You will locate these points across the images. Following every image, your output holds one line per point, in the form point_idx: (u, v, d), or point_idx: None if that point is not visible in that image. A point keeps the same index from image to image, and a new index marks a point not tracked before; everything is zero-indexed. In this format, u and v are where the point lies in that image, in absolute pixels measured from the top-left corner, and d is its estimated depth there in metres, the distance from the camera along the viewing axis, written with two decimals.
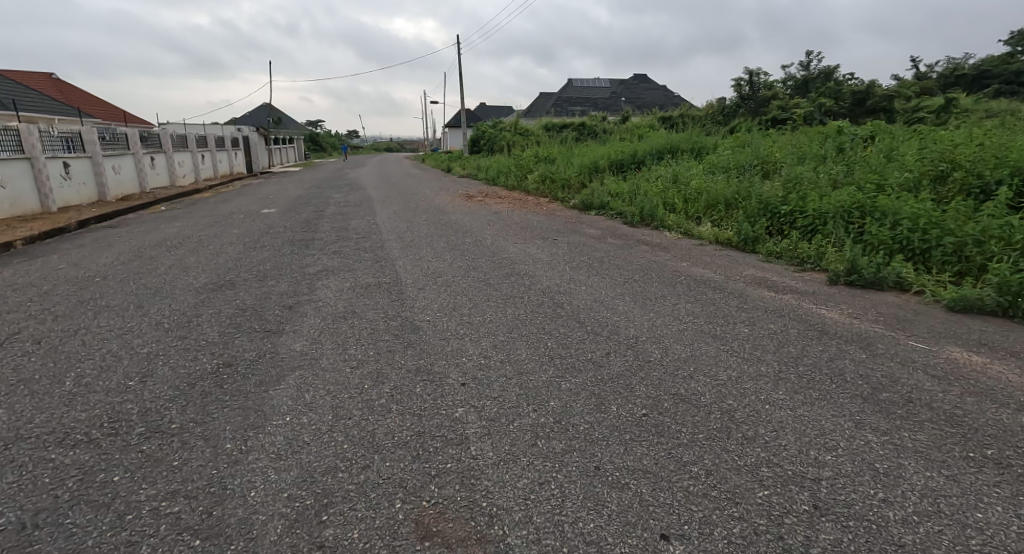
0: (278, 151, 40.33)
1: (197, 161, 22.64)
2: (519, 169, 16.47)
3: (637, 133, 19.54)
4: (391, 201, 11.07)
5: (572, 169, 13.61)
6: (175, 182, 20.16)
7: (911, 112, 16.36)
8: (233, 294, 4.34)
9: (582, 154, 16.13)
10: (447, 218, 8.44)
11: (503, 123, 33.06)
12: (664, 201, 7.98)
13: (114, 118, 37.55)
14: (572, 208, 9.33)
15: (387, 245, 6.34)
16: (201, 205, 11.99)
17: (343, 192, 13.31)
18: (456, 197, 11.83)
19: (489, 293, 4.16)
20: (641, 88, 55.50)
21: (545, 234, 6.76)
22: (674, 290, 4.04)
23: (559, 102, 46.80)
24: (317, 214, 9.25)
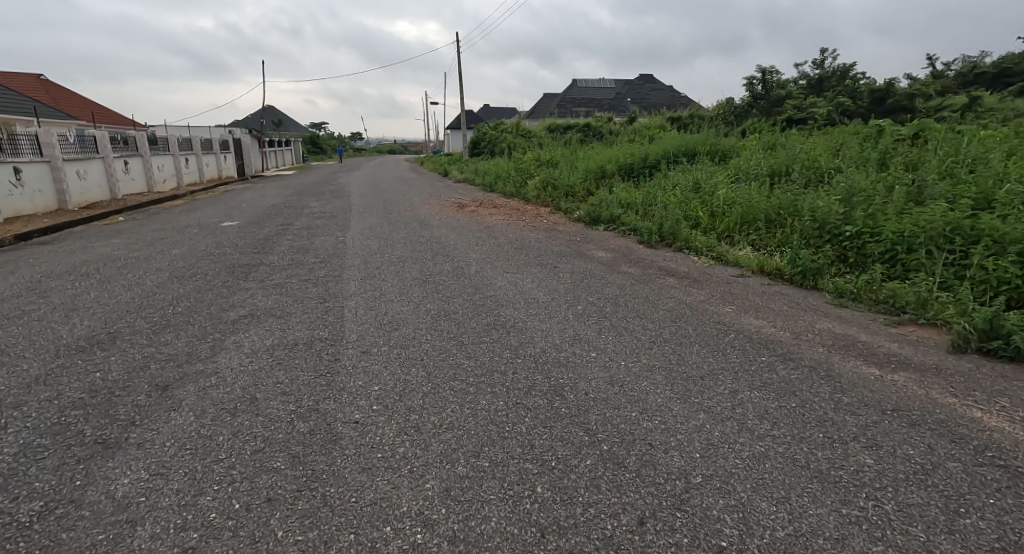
0: (273, 154, 39.42)
1: (180, 165, 21.58)
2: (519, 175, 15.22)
3: (645, 135, 18.28)
4: (371, 212, 9.88)
5: (575, 176, 12.35)
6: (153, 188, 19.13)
7: (935, 111, 14.99)
8: (108, 355, 3.21)
9: (586, 158, 14.85)
10: (428, 235, 7.23)
11: (504, 124, 31.88)
12: (686, 215, 6.70)
13: (103, 121, 36.60)
14: (575, 222, 8.09)
15: (345, 274, 5.15)
16: (162, 216, 10.89)
17: (323, 202, 12.12)
18: (447, 207, 10.63)
19: (456, 361, 2.96)
20: (647, 89, 54.08)
21: (539, 258, 5.57)
22: (720, 359, 2.81)
23: (563, 102, 45.60)
24: (281, 230, 8.07)
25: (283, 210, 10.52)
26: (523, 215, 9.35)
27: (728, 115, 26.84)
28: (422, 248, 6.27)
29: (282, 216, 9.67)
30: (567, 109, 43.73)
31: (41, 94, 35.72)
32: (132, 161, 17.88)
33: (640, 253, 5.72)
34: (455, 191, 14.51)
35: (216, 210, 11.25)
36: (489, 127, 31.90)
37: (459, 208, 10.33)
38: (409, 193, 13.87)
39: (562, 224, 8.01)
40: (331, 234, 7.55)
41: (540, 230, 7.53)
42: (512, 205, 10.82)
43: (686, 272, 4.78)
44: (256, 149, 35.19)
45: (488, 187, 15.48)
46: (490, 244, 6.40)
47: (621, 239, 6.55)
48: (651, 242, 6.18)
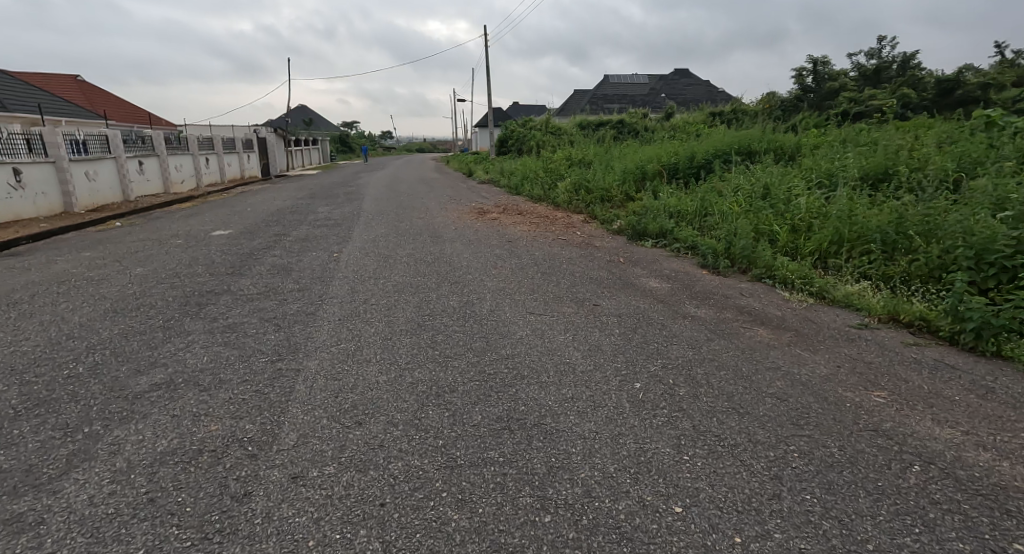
0: (299, 154, 39.15)
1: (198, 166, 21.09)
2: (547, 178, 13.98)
3: (684, 132, 16.81)
4: (380, 220, 8.80)
5: (609, 178, 11.02)
6: (169, 189, 18.62)
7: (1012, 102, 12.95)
8: None
9: (619, 157, 13.49)
10: (437, 251, 6.08)
11: (533, 122, 30.58)
12: (759, 230, 5.32)
13: (133, 122, 37.04)
14: (612, 235, 6.80)
15: (323, 310, 4.03)
16: (160, 221, 10.10)
17: (332, 206, 11.13)
18: (464, 213, 9.42)
19: (440, 511, 1.76)
20: (682, 85, 51.88)
21: (570, 289, 4.34)
22: (912, 534, 1.54)
23: (594, 99, 43.96)
24: (272, 242, 7.04)
25: (286, 217, 9.58)
26: (550, 224, 8.09)
27: (773, 110, 24.91)
28: (426, 271, 5.11)
29: (281, 224, 8.70)
30: (598, 106, 42.06)
31: (75, 94, 36.26)
32: (148, 161, 17.37)
33: (703, 283, 4.40)
34: (477, 194, 13.35)
35: (218, 215, 10.41)
36: (516, 124, 30.69)
37: (476, 215, 9.13)
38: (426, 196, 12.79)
39: (596, 237, 6.73)
40: (325, 249, 6.48)
41: (572, 245, 6.26)
42: (539, 211, 9.57)
43: (775, 317, 3.48)
44: (281, 148, 34.89)
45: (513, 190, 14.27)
46: (509, 267, 5.18)
47: (674, 261, 5.24)
48: (717, 266, 4.82)
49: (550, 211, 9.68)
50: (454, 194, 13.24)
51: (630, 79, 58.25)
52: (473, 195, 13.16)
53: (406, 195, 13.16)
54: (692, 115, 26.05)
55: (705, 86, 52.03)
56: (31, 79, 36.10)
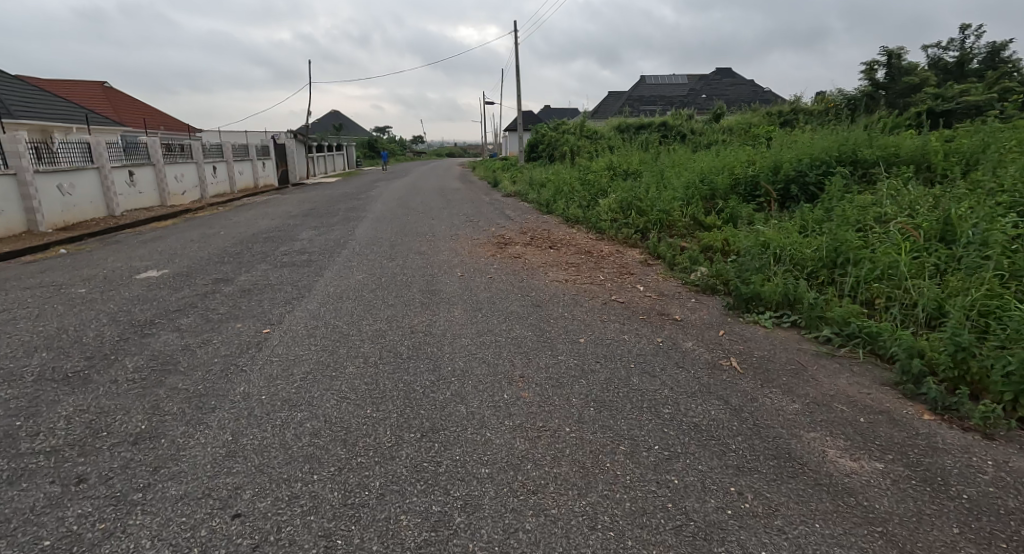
0: (321, 161, 38.04)
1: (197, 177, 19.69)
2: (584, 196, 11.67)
3: (747, 137, 14.23)
4: (367, 257, 6.68)
5: (667, 198, 8.63)
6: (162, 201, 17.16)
7: None
8: None
9: (672, 170, 11.10)
10: (420, 330, 3.88)
11: (565, 125, 28.37)
12: (1004, 319, 2.87)
13: (156, 129, 36.44)
14: (693, 299, 4.45)
15: (130, 529, 1.88)
16: (109, 250, 8.32)
17: (321, 230, 9.19)
18: (479, 246, 7.24)
19: None
20: (724, 86, 48.60)
21: (662, 476, 2.05)
22: None
23: (630, 102, 41.44)
24: (202, 297, 5.05)
25: (255, 248, 7.63)
26: (592, 267, 5.79)
27: (837, 109, 21.76)
28: (387, 391, 2.91)
29: (239, 261, 6.73)
30: (635, 106, 39.16)
31: (100, 102, 35.85)
32: (139, 172, 16.22)
33: (956, 468, 2.04)
34: (497, 212, 11.21)
35: (178, 243, 8.57)
36: (547, 128, 28.43)
37: (492, 250, 6.89)
38: (435, 216, 10.71)
39: (670, 302, 4.38)
40: (258, 316, 4.37)
41: (634, 321, 3.95)
42: (574, 243, 7.32)
43: None
44: (301, 155, 33.76)
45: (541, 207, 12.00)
46: (538, 386, 2.91)
47: (836, 376, 2.87)
48: (953, 404, 2.42)
49: (589, 242, 7.40)
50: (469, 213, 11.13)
51: (667, 81, 55.31)
52: (492, 214, 10.99)
53: (414, 214, 11.11)
54: (743, 117, 23.18)
55: (749, 86, 48.58)
56: (57, 88, 35.89)
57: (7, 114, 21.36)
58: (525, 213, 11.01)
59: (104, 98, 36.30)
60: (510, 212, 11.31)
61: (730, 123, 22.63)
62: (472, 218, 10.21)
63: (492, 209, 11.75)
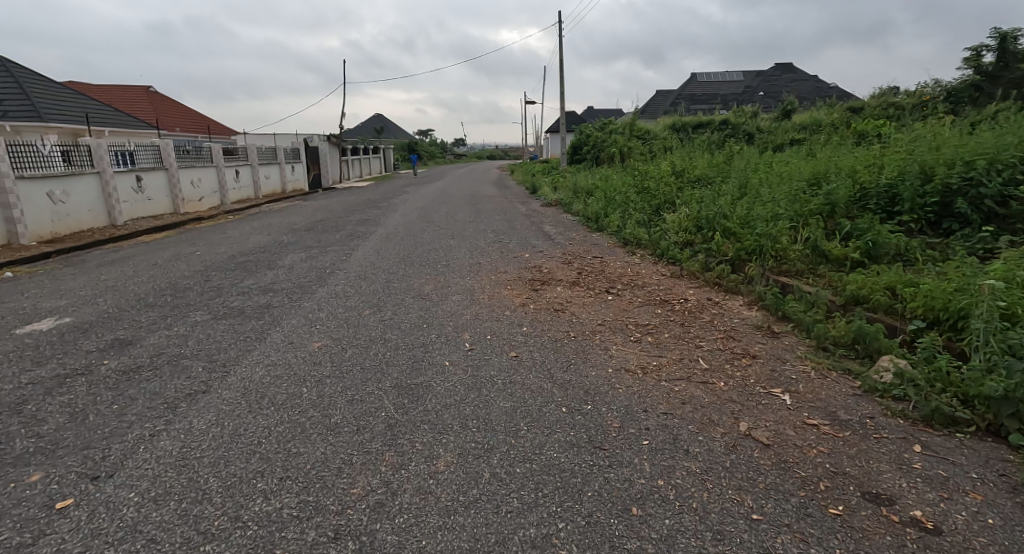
0: (356, 164, 37.12)
1: (210, 186, 18.60)
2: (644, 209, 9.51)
3: (846, 134, 11.63)
4: (343, 304, 4.78)
5: (766, 216, 6.38)
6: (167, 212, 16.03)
7: None
8: None
9: (760, 177, 8.78)
10: (355, 530, 1.87)
11: (612, 125, 26.05)
12: None
13: (196, 132, 36.36)
14: (911, 443, 2.25)
15: None
16: (55, 274, 6.82)
17: (315, 254, 7.44)
18: (510, 285, 5.27)
19: None
20: (784, 83, 44.87)
21: None
22: None
23: (681, 101, 38.61)
24: (60, 380, 3.25)
25: (215, 281, 5.91)
26: (681, 338, 3.67)
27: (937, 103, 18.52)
28: None
29: (177, 304, 4.99)
30: (688, 105, 36.16)
31: (143, 105, 36.07)
32: (148, 178, 15.15)
33: None
34: (533, 228, 9.21)
35: (137, 267, 6.98)
36: (591, 129, 26.19)
37: (526, 295, 4.88)
38: (456, 234, 8.80)
39: (868, 454, 2.20)
40: (94, 440, 2.50)
41: (818, 519, 1.83)
42: (640, 284, 5.19)
43: None
44: (335, 158, 32.80)
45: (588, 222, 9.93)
46: None
47: None
48: None
49: (660, 282, 5.27)
50: (496, 229, 9.18)
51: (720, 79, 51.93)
52: (526, 230, 9.02)
53: (431, 230, 9.25)
54: (818, 114, 20.22)
55: (812, 83, 44.64)
56: (102, 94, 36.40)
57: (37, 116, 20.94)
58: (567, 231, 8.95)
59: (148, 101, 36.50)
60: (549, 228, 9.30)
61: (804, 121, 19.75)
62: (501, 238, 8.23)
63: (526, 224, 9.75)
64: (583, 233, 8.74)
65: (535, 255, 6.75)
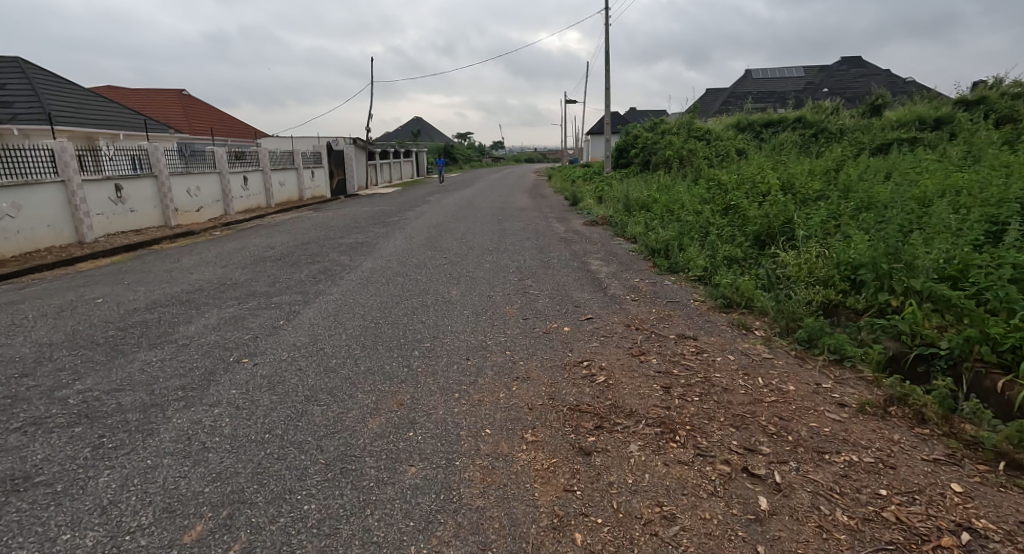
0: (385, 169, 35.39)
1: (211, 193, 16.76)
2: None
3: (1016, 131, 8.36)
4: (169, 490, 2.25)
5: (1010, 275, 3.48)
6: (154, 224, 14.16)
7: None
8: None
9: (923, 197, 5.81)
10: None
11: (665, 125, 23.09)
12: None
13: (226, 135, 35.40)
14: None
15: None
16: None
17: (253, 311, 5.06)
18: (537, 430, 2.66)
19: None
20: (851, 80, 40.52)
21: None
22: None
23: (735, 99, 35.28)
24: None
25: (37, 376, 3.54)
26: None
27: None
28: None
29: None
30: (746, 102, 32.78)
31: (173, 109, 35.17)
32: (130, 186, 13.33)
33: None
34: (575, 267, 6.54)
35: None
36: (639, 130, 23.32)
37: (571, 475, 2.25)
38: (464, 276, 6.21)
39: None
40: None
41: None
42: (810, 443, 2.43)
43: None
44: (362, 162, 31.09)
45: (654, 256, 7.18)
46: None
47: None
48: None
49: (850, 433, 2.50)
50: (522, 267, 6.57)
51: (779, 75, 47.94)
52: (564, 271, 6.34)
53: (435, 268, 6.72)
54: (921, 110, 16.78)
55: (884, 79, 40.12)
56: (135, 98, 35.94)
57: (44, 119, 19.62)
58: (623, 273, 6.22)
59: (178, 104, 35.65)
60: (597, 266, 6.60)
61: (906, 119, 16.24)
62: (525, 287, 5.60)
63: (565, 258, 7.07)
64: (647, 277, 5.99)
65: (581, 335, 4.06)
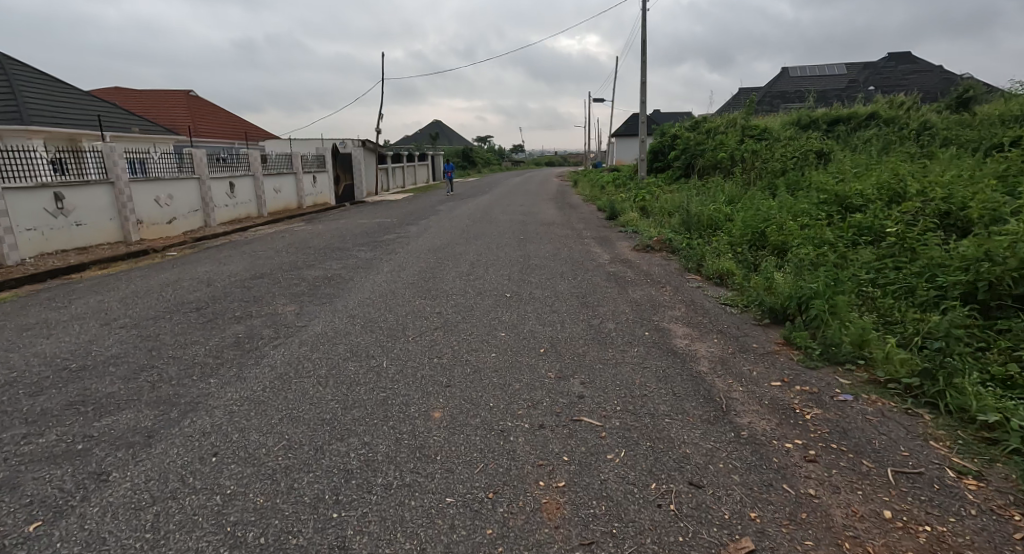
0: (398, 173, 33.17)
1: (186, 201, 14.46)
2: (924, 307, 3.96)
3: None
4: None
5: None
6: (109, 239, 11.86)
7: None
8: None
9: None
10: None
11: (710, 123, 20.29)
12: None
13: (233, 137, 33.47)
14: None
15: None
16: None
17: (31, 465, 2.52)
18: None
19: None
20: (902, 75, 37.04)
21: None
22: None
23: (776, 96, 32.25)
24: None
25: None
26: None
27: None
28: None
29: None
30: (789, 101, 29.82)
31: (177, 109, 33.27)
32: (77, 194, 11.03)
33: None
34: (649, 353, 3.84)
35: None
36: (679, 130, 20.57)
37: None
38: (460, 372, 3.56)
39: None
40: None
41: None
42: None
43: None
44: (372, 166, 28.87)
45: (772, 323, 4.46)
46: None
47: None
48: None
49: None
50: (559, 351, 3.92)
51: (820, 72, 44.51)
52: (631, 364, 3.64)
53: (416, 347, 4.08)
54: None
55: (938, 74, 36.51)
56: (140, 99, 34.27)
57: (16, 118, 17.39)
58: (740, 369, 3.52)
59: (183, 104, 33.87)
60: (687, 351, 3.90)
61: (1016, 113, 13.22)
62: (569, 413, 2.93)
63: (626, 329, 4.39)
64: (789, 383, 3.27)
65: None
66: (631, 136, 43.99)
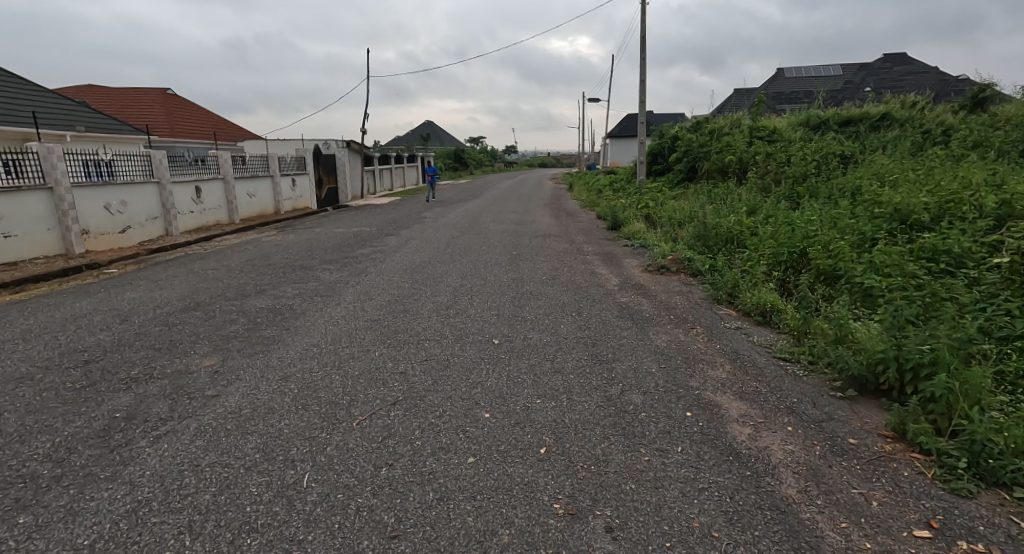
0: (385, 175, 31.78)
1: (143, 208, 13.03)
2: None
3: None
4: None
5: None
6: (45, 253, 10.42)
7: None
8: None
9: None
10: None
11: (713, 124, 19.14)
12: None
13: (211, 138, 31.84)
14: None
15: None
16: None
17: None
18: None
19: None
20: (901, 76, 36.29)
21: None
22: None
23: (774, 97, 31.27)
24: None
25: None
26: None
27: None
28: None
29: None
30: (789, 101, 28.82)
31: (151, 107, 31.57)
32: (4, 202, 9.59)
33: None
34: (703, 460, 2.60)
35: None
36: (680, 131, 19.41)
37: None
38: (419, 503, 2.31)
39: None
40: None
41: None
42: None
43: None
44: (357, 168, 27.47)
45: (860, 398, 3.25)
46: None
47: None
48: None
49: None
50: (570, 455, 2.67)
51: (816, 73, 43.71)
52: (682, 485, 2.40)
53: (361, 444, 2.81)
54: None
55: (936, 74, 35.77)
56: (112, 97, 32.52)
57: None
58: (851, 497, 2.31)
59: (157, 102, 32.16)
60: (759, 455, 2.66)
61: None
62: None
63: (660, 409, 3.14)
64: (946, 536, 2.04)
65: None
66: (626, 138, 42.92)
